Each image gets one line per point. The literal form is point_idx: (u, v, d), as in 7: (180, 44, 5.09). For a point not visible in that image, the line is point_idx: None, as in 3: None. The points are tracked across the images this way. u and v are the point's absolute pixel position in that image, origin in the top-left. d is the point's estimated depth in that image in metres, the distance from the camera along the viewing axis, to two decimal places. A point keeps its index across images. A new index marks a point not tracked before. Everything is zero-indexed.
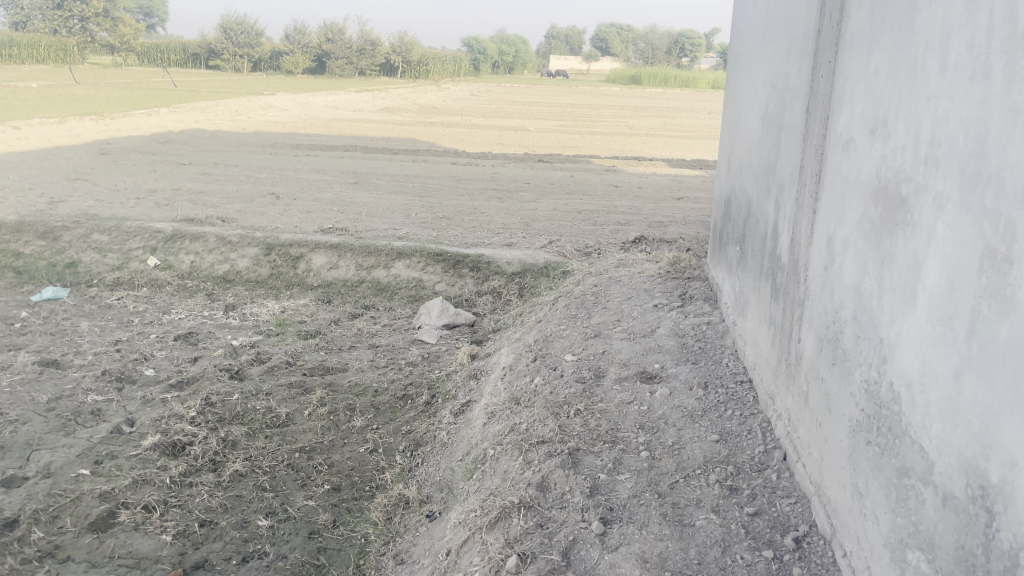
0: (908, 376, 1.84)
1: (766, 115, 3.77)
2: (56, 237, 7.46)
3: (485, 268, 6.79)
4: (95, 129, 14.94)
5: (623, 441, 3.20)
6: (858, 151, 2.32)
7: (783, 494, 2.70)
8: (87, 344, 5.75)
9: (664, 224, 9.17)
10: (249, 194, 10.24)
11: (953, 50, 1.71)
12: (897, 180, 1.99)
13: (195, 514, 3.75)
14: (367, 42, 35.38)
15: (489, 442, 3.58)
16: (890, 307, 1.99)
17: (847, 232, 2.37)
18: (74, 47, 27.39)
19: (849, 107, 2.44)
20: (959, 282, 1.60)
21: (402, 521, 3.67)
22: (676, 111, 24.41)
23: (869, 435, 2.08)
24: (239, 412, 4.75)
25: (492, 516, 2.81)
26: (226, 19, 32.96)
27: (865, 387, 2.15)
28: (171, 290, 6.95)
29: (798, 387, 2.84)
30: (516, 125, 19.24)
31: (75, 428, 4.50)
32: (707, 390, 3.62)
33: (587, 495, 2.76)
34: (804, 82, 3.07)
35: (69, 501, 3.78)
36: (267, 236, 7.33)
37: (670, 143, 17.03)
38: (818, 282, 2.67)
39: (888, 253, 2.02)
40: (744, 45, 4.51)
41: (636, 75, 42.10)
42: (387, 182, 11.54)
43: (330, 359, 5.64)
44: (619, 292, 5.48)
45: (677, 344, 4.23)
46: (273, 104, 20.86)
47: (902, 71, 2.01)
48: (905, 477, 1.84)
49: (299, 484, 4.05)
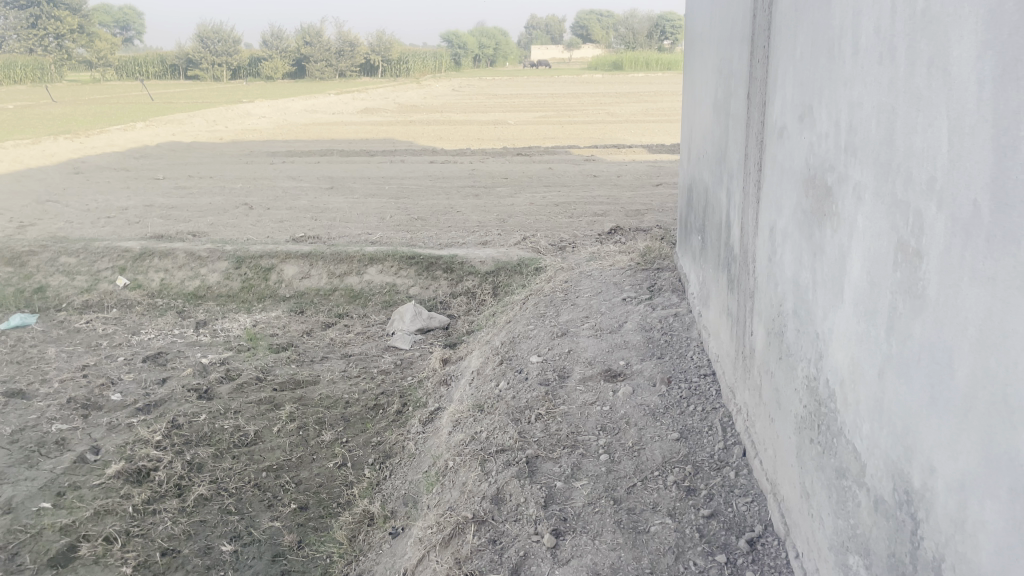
0: (841, 373, 1.77)
1: (716, 100, 3.68)
2: (24, 262, 7.35)
3: (459, 269, 6.71)
4: (70, 147, 14.80)
5: (583, 444, 3.13)
6: (790, 139, 2.23)
7: (739, 493, 2.63)
8: (54, 371, 5.65)
9: (641, 213, 9.11)
10: (223, 206, 10.14)
11: (864, 34, 1.63)
12: (823, 169, 1.92)
13: (157, 542, 3.67)
14: (345, 43, 35.08)
15: (451, 453, 3.51)
16: (823, 300, 1.91)
17: (786, 222, 2.29)
18: (50, 64, 27.10)
19: (781, 94, 2.36)
20: (878, 277, 1.53)
21: (366, 538, 3.60)
22: (657, 95, 24.31)
23: (812, 434, 2.01)
24: (207, 432, 4.66)
25: (446, 532, 2.76)
26: (202, 29, 32.76)
27: (806, 383, 2.08)
28: (141, 309, 6.84)
29: (753, 382, 2.76)
30: (496, 119, 19.08)
31: (39, 460, 4.41)
32: (670, 386, 3.55)
33: (541, 506, 2.69)
34: (744, 68, 2.99)
35: (29, 537, 3.70)
36: (237, 249, 7.24)
37: (650, 128, 16.94)
38: (764, 274, 2.59)
39: (819, 246, 1.94)
40: (696, 28, 4.41)
41: (616, 61, 41.56)
42: (363, 184, 11.44)
43: (302, 371, 5.56)
44: (589, 287, 5.41)
45: (643, 339, 4.17)
46: (251, 112, 20.68)
47: (822, 55, 1.94)
48: (842, 478, 1.77)
49: (266, 504, 3.98)
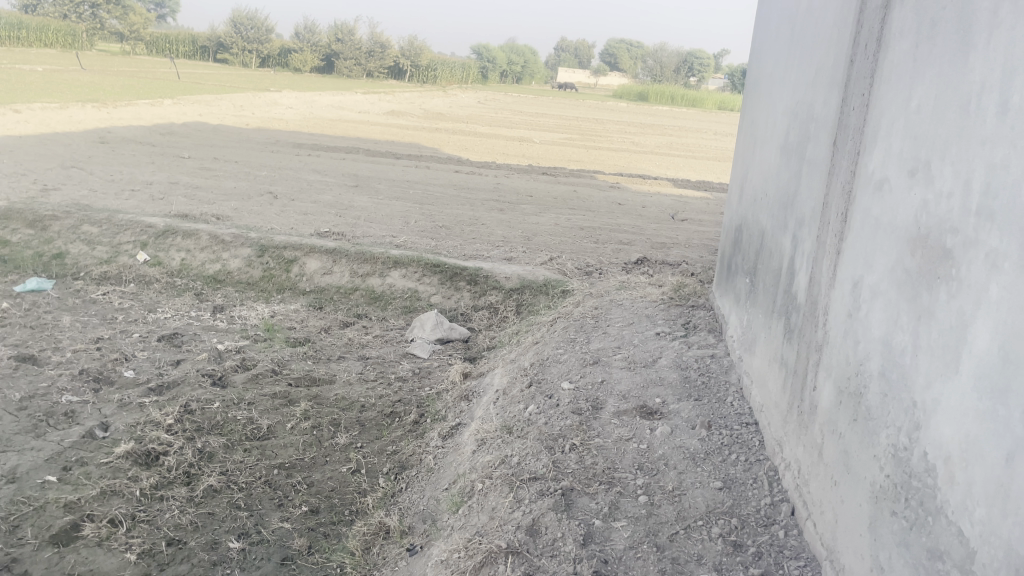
0: (947, 450, 1.67)
1: (787, 143, 3.58)
2: (45, 227, 7.25)
3: (483, 282, 6.59)
4: (98, 116, 14.77)
5: (620, 482, 3.02)
6: (893, 194, 2.14)
7: (790, 554, 2.53)
8: (67, 341, 5.54)
9: (666, 246, 9.00)
10: (247, 192, 10.04)
11: (1016, 92, 1.54)
12: (939, 230, 1.82)
13: (163, 531, 3.55)
14: (376, 43, 35.08)
15: (478, 474, 3.39)
16: (927, 367, 1.81)
17: (877, 279, 2.19)
18: (83, 34, 27.25)
19: (883, 144, 2.27)
20: (1017, 353, 1.44)
21: (381, 553, 3.48)
22: (683, 131, 24.24)
23: (895, 506, 1.91)
24: (219, 421, 4.54)
25: (477, 560, 2.66)
26: (237, 14, 32.89)
27: (890, 452, 1.98)
28: (159, 287, 6.74)
29: (811, 438, 2.66)
30: (523, 136, 19.01)
31: (47, 430, 4.29)
32: (710, 431, 3.43)
33: (580, 544, 2.61)
34: (831, 112, 2.89)
35: (32, 510, 3.58)
36: (262, 237, 7.13)
37: (676, 163, 16.84)
38: (839, 329, 2.48)
39: (926, 309, 1.85)
40: (766, 66, 4.31)
41: (643, 92, 41.53)
42: (388, 186, 11.35)
43: (318, 369, 5.44)
44: (620, 316, 5.30)
45: (680, 377, 4.06)
46: (278, 102, 20.67)
47: (950, 110, 1.85)
48: (938, 560, 1.68)
49: (276, 503, 3.86)
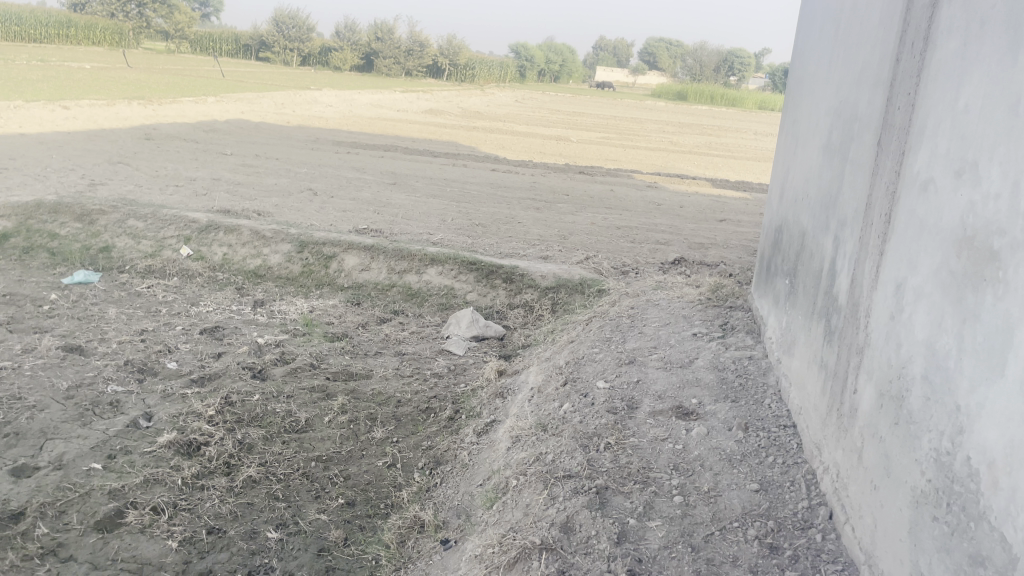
0: (991, 455, 1.65)
1: (830, 142, 3.54)
2: (92, 220, 7.42)
3: (519, 281, 6.60)
4: (144, 113, 15.08)
5: (655, 482, 3.01)
6: (939, 195, 2.10)
7: (827, 558, 2.50)
8: (113, 332, 5.67)
9: (704, 247, 8.93)
10: (287, 189, 10.17)
11: None
12: (986, 232, 1.79)
13: (204, 519, 3.62)
14: (415, 42, 35.28)
15: (513, 471, 3.41)
16: (971, 371, 1.78)
17: (920, 281, 2.16)
18: (130, 33, 27.84)
19: (930, 143, 2.23)
20: None
21: (415, 546, 3.52)
22: (722, 130, 23.99)
23: (936, 511, 1.88)
24: (258, 414, 4.61)
25: (511, 556, 2.68)
26: (279, 13, 33.32)
27: (932, 456, 1.95)
28: (201, 281, 6.86)
29: (851, 441, 2.62)
30: (560, 135, 18.98)
31: (93, 418, 4.40)
32: (747, 432, 3.40)
33: (614, 543, 2.62)
34: (876, 111, 2.84)
35: (78, 496, 3.67)
36: (302, 233, 7.23)
37: (716, 163, 16.66)
38: (881, 331, 2.44)
39: (971, 312, 1.82)
40: (809, 65, 4.25)
41: (682, 91, 41.16)
42: (425, 184, 11.42)
43: (355, 364, 5.50)
44: (656, 316, 5.28)
45: (716, 378, 4.03)
46: (319, 100, 20.91)
47: (999, 109, 1.81)
48: (980, 566, 1.66)
49: (313, 495, 3.91)
